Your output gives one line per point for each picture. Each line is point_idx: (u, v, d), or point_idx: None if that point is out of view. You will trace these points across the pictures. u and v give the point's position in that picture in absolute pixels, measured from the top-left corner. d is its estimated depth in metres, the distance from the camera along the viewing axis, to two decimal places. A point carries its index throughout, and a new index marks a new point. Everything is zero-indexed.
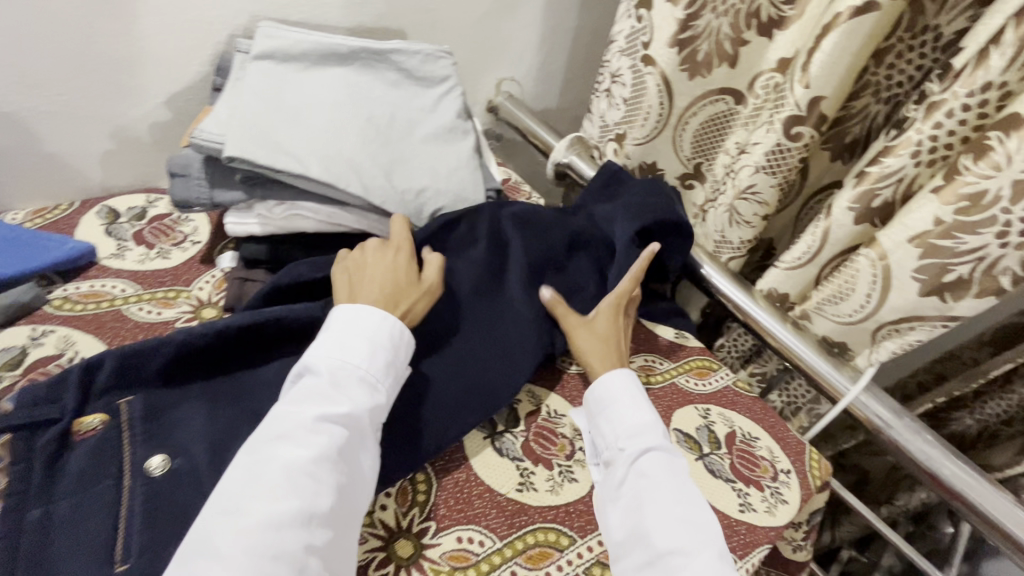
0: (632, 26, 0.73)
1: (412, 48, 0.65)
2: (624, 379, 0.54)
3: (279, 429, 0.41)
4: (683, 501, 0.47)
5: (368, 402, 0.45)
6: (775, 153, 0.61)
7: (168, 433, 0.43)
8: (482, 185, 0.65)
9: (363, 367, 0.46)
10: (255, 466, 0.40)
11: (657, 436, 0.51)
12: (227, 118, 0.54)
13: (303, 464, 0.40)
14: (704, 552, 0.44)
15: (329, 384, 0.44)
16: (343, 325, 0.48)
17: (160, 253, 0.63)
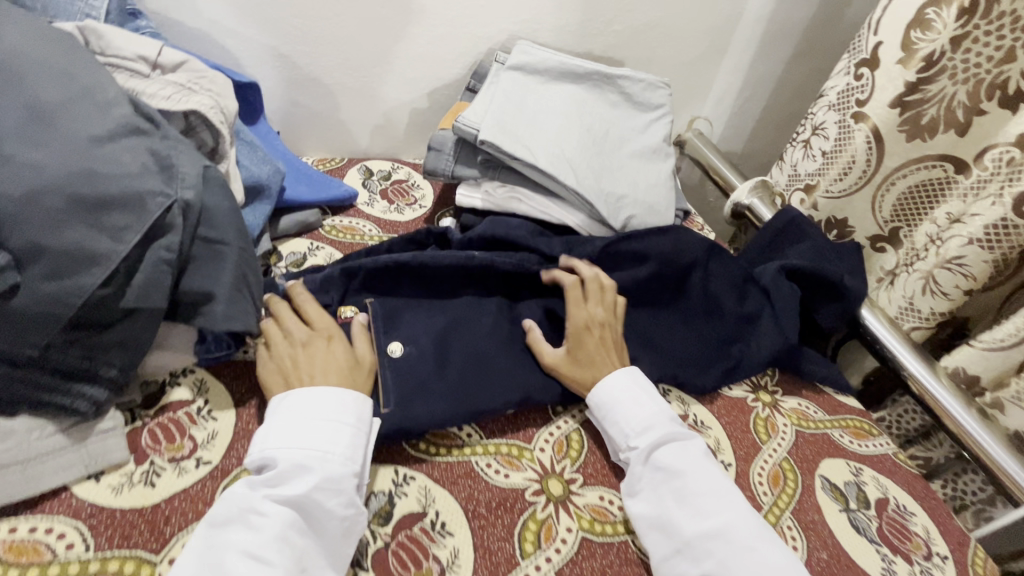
0: (848, 83, 0.73)
1: (637, 76, 0.74)
2: (626, 376, 0.55)
3: (236, 508, 0.40)
4: (700, 486, 0.49)
5: (321, 471, 0.43)
6: (996, 227, 0.59)
7: (399, 329, 0.56)
8: (674, 203, 0.71)
9: (318, 443, 0.44)
10: (206, 550, 0.38)
11: (665, 425, 0.52)
12: (483, 111, 0.67)
13: (251, 550, 0.38)
14: (734, 530, 0.46)
15: (280, 464, 0.43)
16: (298, 406, 0.46)
17: (398, 209, 0.78)
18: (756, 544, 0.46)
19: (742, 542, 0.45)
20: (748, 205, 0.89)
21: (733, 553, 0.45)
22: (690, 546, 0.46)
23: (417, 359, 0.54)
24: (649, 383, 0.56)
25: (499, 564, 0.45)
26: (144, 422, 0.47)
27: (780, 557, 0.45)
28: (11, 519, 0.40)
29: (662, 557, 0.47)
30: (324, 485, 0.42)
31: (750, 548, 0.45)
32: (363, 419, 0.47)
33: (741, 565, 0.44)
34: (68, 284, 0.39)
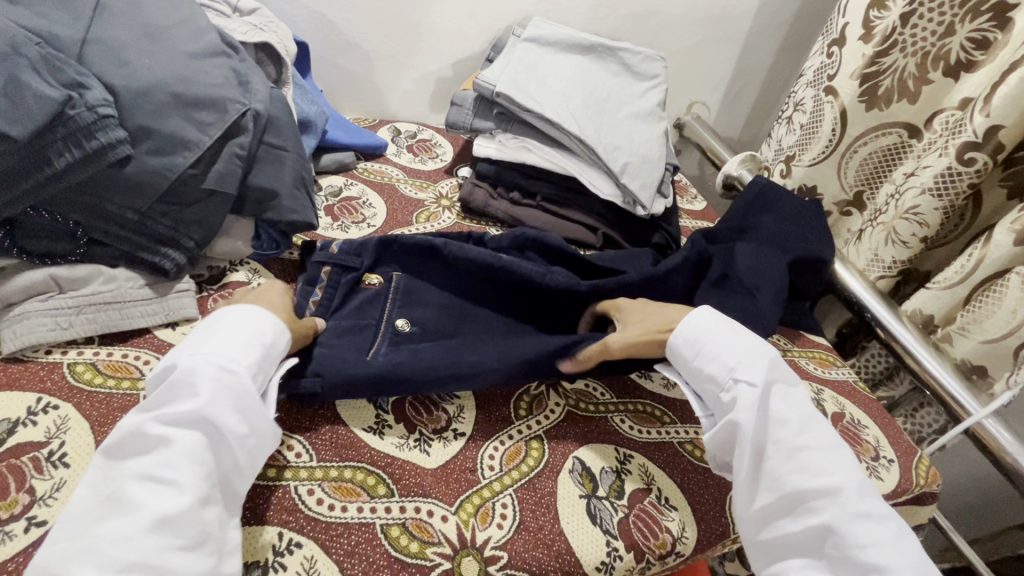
0: (822, 62, 0.83)
1: (636, 49, 0.86)
2: (711, 317, 0.54)
3: (130, 437, 0.38)
4: (803, 437, 0.46)
5: (222, 387, 0.40)
6: (945, 175, 0.66)
7: (414, 291, 0.61)
8: (664, 158, 0.80)
9: (214, 361, 0.41)
10: (105, 485, 0.36)
11: (767, 365, 0.50)
12: (499, 71, 0.78)
13: (153, 471, 0.36)
14: (849, 492, 0.43)
15: (174, 386, 0.40)
16: (200, 337, 0.43)
17: (421, 160, 0.88)
18: (872, 509, 0.43)
19: (856, 506, 0.43)
20: (737, 176, 0.98)
21: (847, 516, 0.42)
22: (793, 500, 0.44)
23: (418, 328, 0.57)
24: (741, 329, 0.53)
25: (496, 420, 0.54)
26: (209, 293, 0.57)
27: (894, 522, 0.43)
28: (108, 346, 0.49)
29: (765, 507, 0.45)
30: (222, 402, 0.40)
31: (866, 516, 0.42)
32: (268, 336, 0.46)
33: (855, 528, 0.42)
34: (164, 161, 0.50)
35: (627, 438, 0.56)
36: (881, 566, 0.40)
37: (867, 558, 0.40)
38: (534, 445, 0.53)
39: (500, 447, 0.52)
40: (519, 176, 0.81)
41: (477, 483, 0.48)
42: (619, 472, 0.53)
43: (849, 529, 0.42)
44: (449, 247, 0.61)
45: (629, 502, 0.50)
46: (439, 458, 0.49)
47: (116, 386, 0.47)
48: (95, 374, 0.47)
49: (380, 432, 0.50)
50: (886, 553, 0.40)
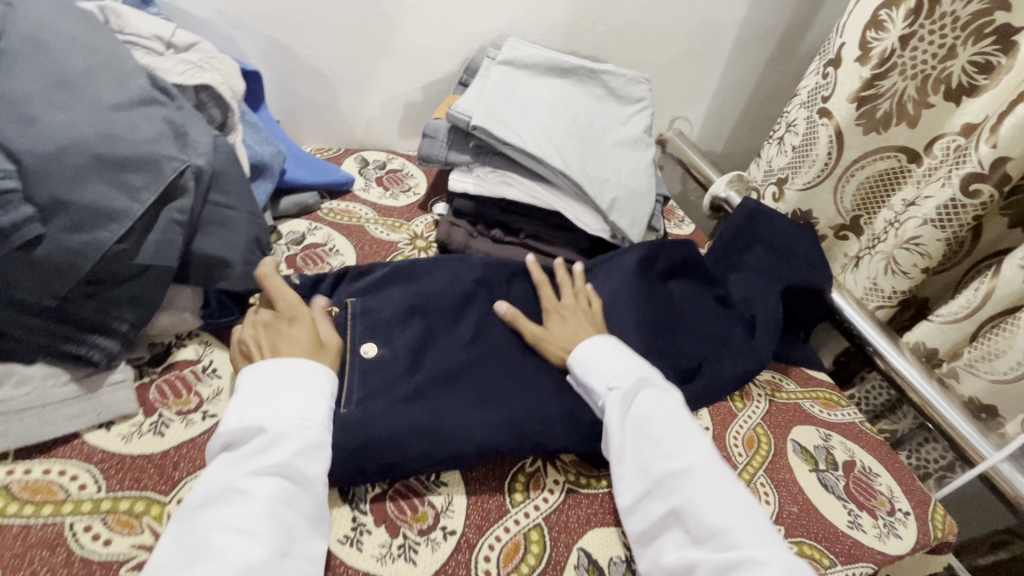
0: (818, 81, 0.79)
1: (619, 71, 0.80)
2: (599, 340, 0.57)
3: (217, 488, 0.39)
4: (665, 428, 0.50)
5: (300, 442, 0.42)
6: (948, 208, 0.63)
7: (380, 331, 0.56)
8: (654, 189, 0.75)
9: (291, 417, 0.43)
10: (190, 537, 0.37)
11: (638, 374, 0.53)
12: (474, 100, 0.72)
13: (238, 521, 0.38)
14: (701, 469, 0.47)
15: (258, 437, 0.42)
16: (270, 385, 0.45)
17: (392, 195, 0.82)
18: (721, 481, 0.47)
19: (708, 480, 0.46)
20: (725, 197, 0.94)
21: (700, 489, 0.46)
22: (660, 485, 0.47)
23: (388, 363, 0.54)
24: (620, 343, 0.57)
25: (490, 510, 0.48)
26: (152, 379, 0.49)
27: (742, 494, 0.47)
28: (28, 461, 0.42)
29: (634, 498, 0.48)
30: (301, 454, 0.42)
31: (716, 485, 0.46)
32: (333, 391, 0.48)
33: (704, 500, 0.45)
34: (89, 236, 0.42)
35: None
36: (727, 533, 0.43)
37: (716, 526, 0.44)
38: (534, 538, 0.47)
39: (497, 544, 0.46)
40: (501, 213, 0.74)
41: None
42: (628, 563, 0.47)
43: (701, 502, 0.45)
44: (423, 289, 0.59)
45: None
46: (429, 567, 0.44)
47: (35, 514, 0.39)
48: (9, 501, 0.39)
49: (358, 543, 0.44)
50: (733, 519, 0.44)
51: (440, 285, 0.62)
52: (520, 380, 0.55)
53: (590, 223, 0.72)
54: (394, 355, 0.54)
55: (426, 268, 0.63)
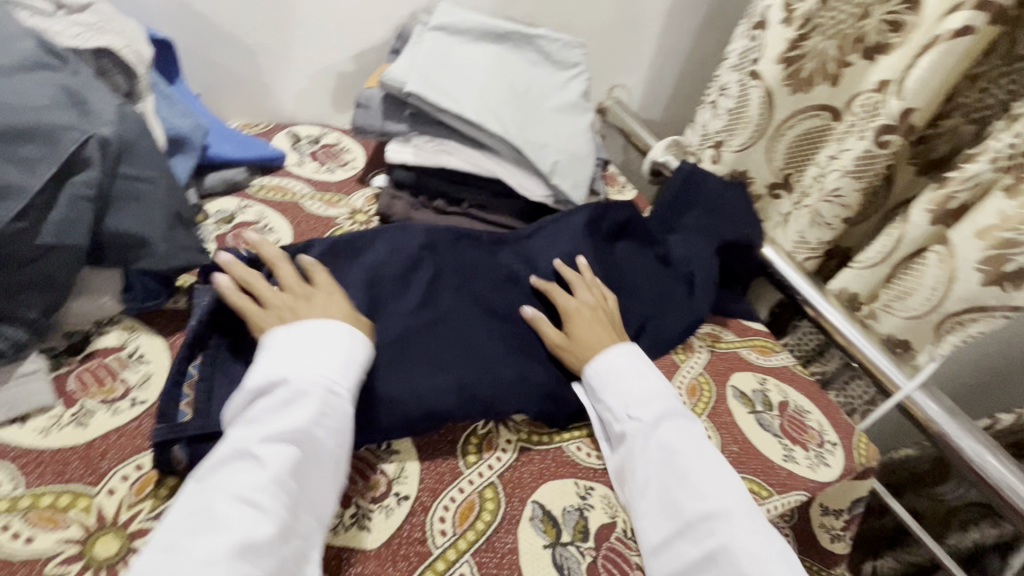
0: (745, 45, 0.80)
1: (554, 36, 0.79)
2: (621, 352, 0.56)
3: (232, 450, 0.40)
4: (699, 466, 0.49)
5: (321, 413, 0.42)
6: (864, 159, 0.67)
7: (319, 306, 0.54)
8: (594, 153, 0.76)
9: (312, 383, 0.43)
10: (200, 497, 0.38)
11: (665, 403, 0.53)
12: (407, 66, 0.70)
13: (250, 489, 0.38)
14: (736, 513, 0.46)
15: (279, 401, 0.42)
16: (294, 345, 0.45)
17: (329, 169, 0.79)
18: (758, 527, 0.46)
19: (745, 525, 0.45)
20: (663, 161, 0.97)
21: (738, 535, 0.45)
22: (691, 526, 0.46)
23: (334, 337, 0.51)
24: (647, 363, 0.56)
25: (443, 474, 0.48)
26: (70, 368, 0.46)
27: (776, 540, 0.46)
28: None
29: (665, 536, 0.46)
30: (320, 429, 0.42)
31: (751, 533, 0.45)
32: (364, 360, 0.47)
33: (741, 547, 0.44)
34: None
35: (586, 469, 0.52)
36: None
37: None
38: (488, 496, 0.48)
39: (452, 505, 0.47)
40: (444, 183, 0.73)
41: (429, 557, 0.43)
42: (581, 510, 0.49)
43: (738, 548, 0.44)
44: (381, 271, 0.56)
45: (596, 542, 0.47)
46: (383, 534, 0.44)
47: None
48: None
49: None
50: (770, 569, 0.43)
51: (382, 256, 0.60)
52: (468, 346, 0.55)
53: (532, 188, 0.72)
54: (337, 329, 0.52)
55: (368, 239, 0.61)
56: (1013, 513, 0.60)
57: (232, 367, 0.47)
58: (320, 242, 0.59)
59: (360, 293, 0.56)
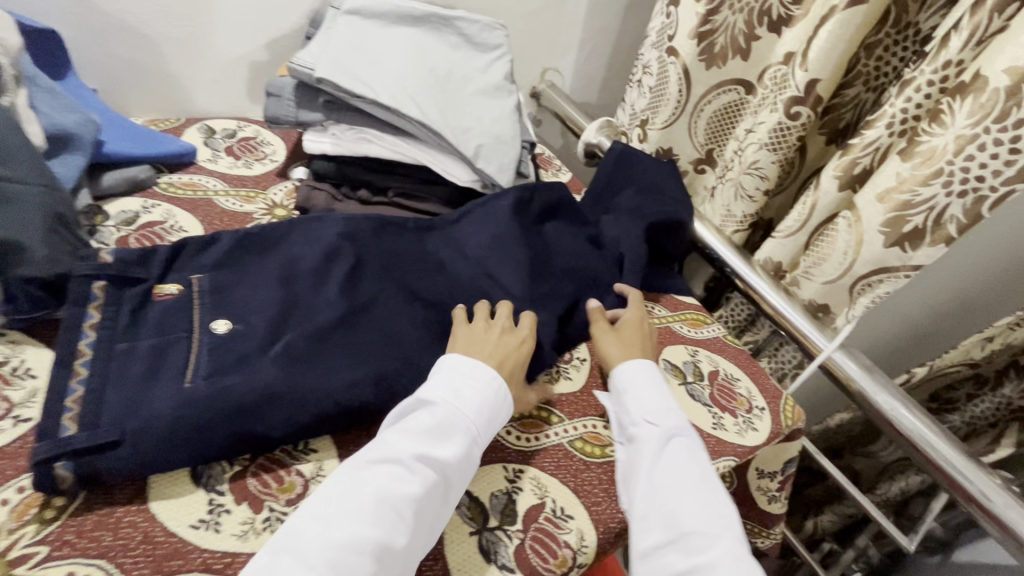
0: (663, 22, 0.81)
1: (473, 18, 0.78)
2: (645, 366, 0.57)
3: (371, 458, 0.43)
4: (702, 487, 0.50)
5: (457, 445, 0.46)
6: (777, 130, 0.69)
7: (228, 304, 0.52)
8: (519, 135, 0.75)
9: (456, 409, 0.47)
10: (338, 498, 0.41)
11: (679, 420, 0.53)
12: (316, 52, 0.67)
13: (398, 498, 0.42)
14: (728, 537, 0.47)
15: (434, 421, 0.46)
16: (455, 372, 0.49)
17: (245, 164, 0.75)
18: (745, 558, 0.46)
19: (734, 551, 0.46)
20: (596, 143, 0.97)
21: (726, 556, 0.46)
22: (686, 538, 0.47)
23: (242, 336, 0.50)
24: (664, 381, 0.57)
25: None
26: None
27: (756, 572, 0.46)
28: None
29: (655, 544, 0.47)
30: (458, 459, 0.45)
31: (735, 559, 0.46)
32: (506, 403, 0.50)
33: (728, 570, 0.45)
34: None
35: (515, 452, 0.52)
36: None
37: None
38: None
39: None
40: (364, 172, 0.71)
41: None
42: (509, 494, 0.49)
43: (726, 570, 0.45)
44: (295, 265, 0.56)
45: (524, 524, 0.47)
46: None
47: None
48: None
49: (215, 525, 0.42)
50: None
51: (298, 250, 0.58)
52: (387, 338, 0.53)
53: (457, 174, 0.71)
54: (248, 330, 0.50)
55: (282, 232, 0.59)
56: (924, 461, 0.64)
57: (125, 372, 0.45)
58: (229, 234, 0.57)
59: (273, 290, 0.54)
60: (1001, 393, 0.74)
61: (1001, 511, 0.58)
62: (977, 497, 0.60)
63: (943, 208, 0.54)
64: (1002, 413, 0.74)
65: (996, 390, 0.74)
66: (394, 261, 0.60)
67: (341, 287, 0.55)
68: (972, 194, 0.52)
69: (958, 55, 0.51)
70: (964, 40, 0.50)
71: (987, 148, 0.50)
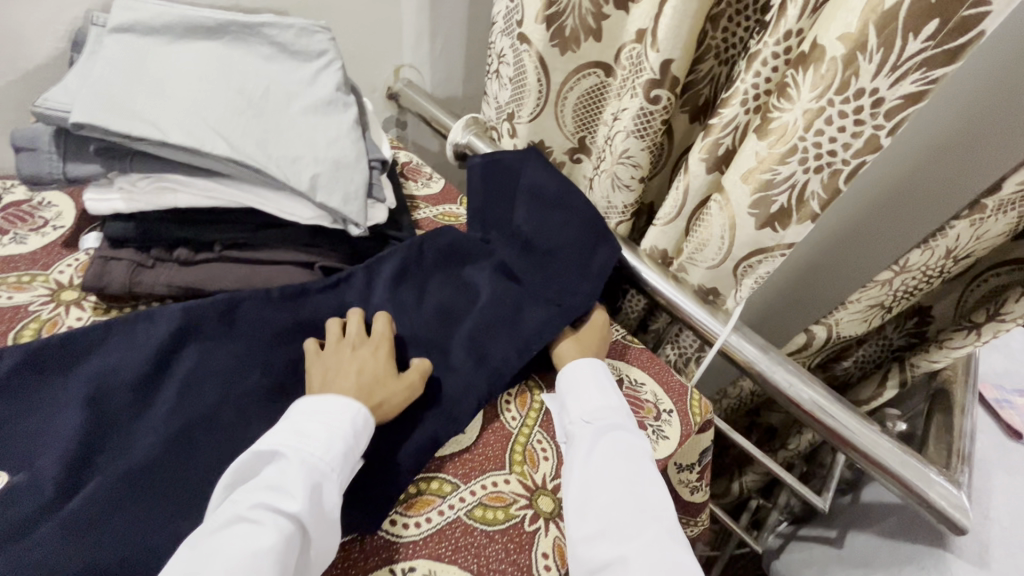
0: (508, 6, 0.73)
1: (284, 22, 0.65)
2: (588, 365, 0.57)
3: (227, 517, 0.38)
4: (634, 477, 0.48)
5: (312, 491, 0.41)
6: (641, 117, 0.64)
7: (7, 451, 0.41)
8: (364, 155, 0.64)
9: (321, 460, 0.42)
10: (194, 562, 0.35)
11: (617, 415, 0.53)
12: (76, 88, 0.52)
13: (240, 563, 0.35)
14: (658, 529, 0.45)
15: (277, 472, 0.41)
16: (306, 415, 0.45)
17: (17, 238, 0.59)
18: (676, 550, 0.44)
19: (660, 539, 0.44)
20: (465, 143, 0.89)
21: (655, 547, 0.44)
22: (616, 531, 0.45)
23: (23, 492, 0.40)
24: (610, 379, 0.56)
25: None
26: None
27: (679, 557, 0.43)
28: None
29: (583, 540, 0.45)
30: (317, 504, 0.41)
31: (668, 550, 0.44)
32: (364, 437, 0.46)
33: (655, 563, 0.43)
34: None
35: (403, 546, 0.45)
36: None
37: None
38: None
39: None
40: (177, 228, 0.58)
41: None
42: None
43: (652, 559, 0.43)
44: (99, 377, 0.45)
45: None
46: None
47: None
48: None
49: None
50: None
51: (115, 356, 0.47)
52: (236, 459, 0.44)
53: (298, 212, 0.59)
54: (33, 479, 0.40)
55: (96, 338, 0.47)
56: (814, 422, 0.64)
57: None
58: (15, 348, 0.45)
59: (62, 421, 0.43)
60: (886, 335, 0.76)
61: (894, 468, 0.59)
62: (859, 444, 0.61)
63: (804, 185, 0.52)
64: (885, 355, 0.78)
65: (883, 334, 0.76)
66: (224, 342, 0.50)
67: (176, 401, 0.46)
68: (827, 169, 0.50)
69: (797, 24, 0.48)
70: (800, 9, 0.47)
71: (834, 122, 0.46)
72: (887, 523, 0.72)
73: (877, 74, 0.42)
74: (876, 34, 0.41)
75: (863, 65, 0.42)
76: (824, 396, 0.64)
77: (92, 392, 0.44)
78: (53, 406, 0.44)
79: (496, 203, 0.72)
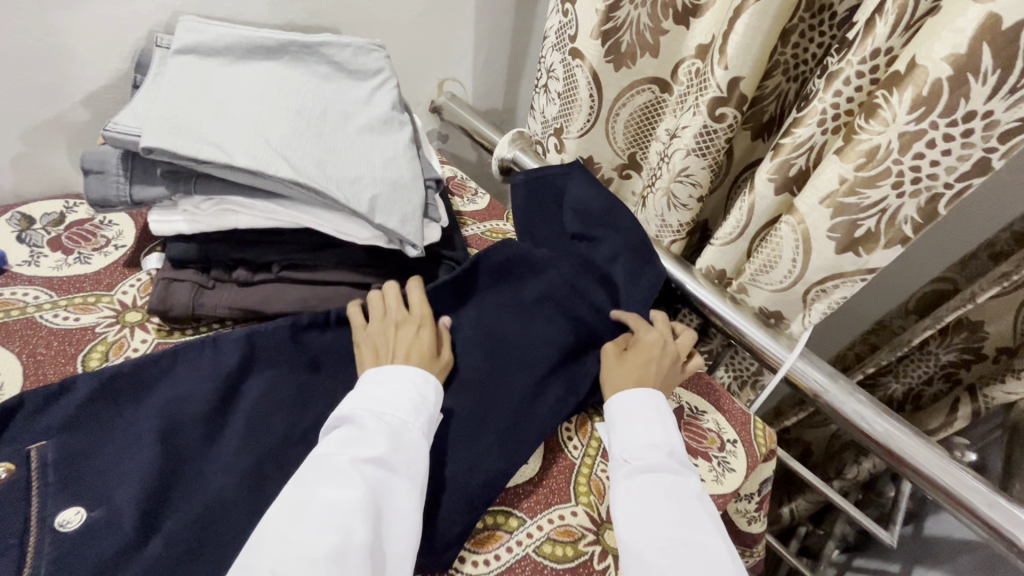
0: (560, 21, 0.71)
1: (341, 41, 0.65)
2: (642, 401, 0.54)
3: (325, 463, 0.44)
4: (691, 530, 0.46)
5: (392, 439, 0.46)
6: (703, 135, 0.62)
7: (84, 484, 0.42)
8: (420, 174, 0.64)
9: (395, 418, 0.47)
10: (299, 502, 0.41)
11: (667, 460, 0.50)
12: (144, 111, 0.53)
13: (342, 505, 0.41)
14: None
15: (360, 428, 0.46)
16: (380, 379, 0.50)
17: (81, 258, 0.60)
18: None
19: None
20: (511, 158, 0.88)
21: None
22: None
23: (102, 528, 0.40)
24: (664, 416, 0.54)
25: None
26: None
27: None
28: None
29: None
30: (398, 450, 0.46)
31: None
32: (428, 392, 0.50)
33: None
34: None
35: None
36: None
37: None
38: None
39: None
40: (235, 250, 0.58)
41: None
42: None
43: None
44: (169, 410, 0.46)
45: None
46: None
47: None
48: None
49: None
50: None
51: (185, 386, 0.48)
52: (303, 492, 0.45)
53: (356, 233, 0.59)
54: (110, 518, 0.41)
55: (162, 366, 0.48)
56: (885, 454, 0.61)
57: None
58: (89, 376, 0.46)
59: (136, 453, 0.43)
60: (929, 353, 0.73)
61: (982, 509, 0.55)
62: (938, 477, 0.57)
63: (896, 210, 0.50)
64: (933, 373, 0.74)
65: (925, 352, 0.73)
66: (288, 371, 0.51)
67: (241, 438, 0.46)
68: (925, 193, 0.47)
69: (887, 43, 0.45)
70: (891, 26, 0.44)
71: (937, 146, 0.44)
72: (962, 560, 0.69)
73: (991, 97, 0.41)
74: (990, 55, 0.39)
75: (975, 88, 0.41)
76: (896, 427, 0.60)
77: (162, 424, 0.45)
78: (125, 438, 0.44)
79: (551, 221, 0.70)
